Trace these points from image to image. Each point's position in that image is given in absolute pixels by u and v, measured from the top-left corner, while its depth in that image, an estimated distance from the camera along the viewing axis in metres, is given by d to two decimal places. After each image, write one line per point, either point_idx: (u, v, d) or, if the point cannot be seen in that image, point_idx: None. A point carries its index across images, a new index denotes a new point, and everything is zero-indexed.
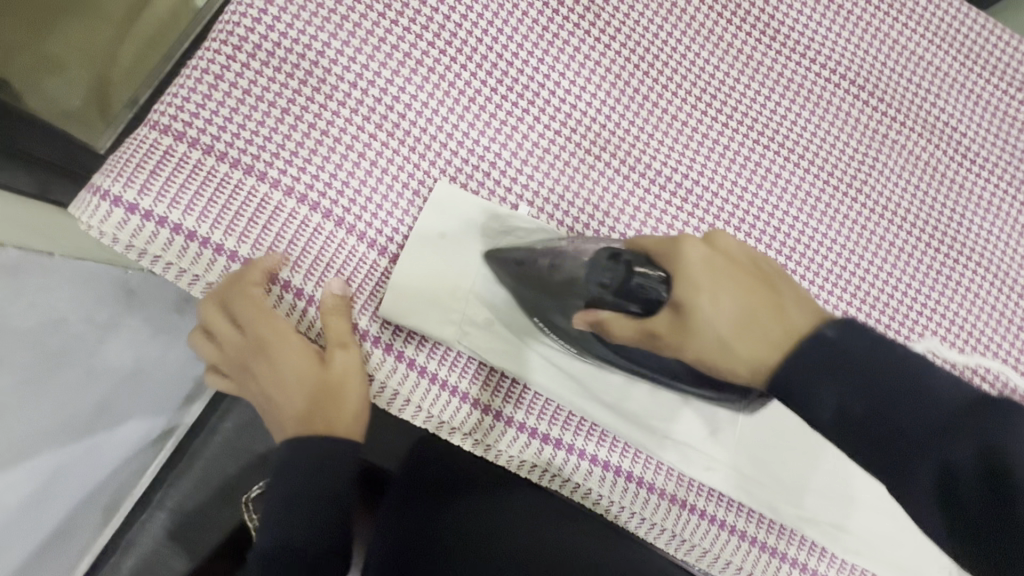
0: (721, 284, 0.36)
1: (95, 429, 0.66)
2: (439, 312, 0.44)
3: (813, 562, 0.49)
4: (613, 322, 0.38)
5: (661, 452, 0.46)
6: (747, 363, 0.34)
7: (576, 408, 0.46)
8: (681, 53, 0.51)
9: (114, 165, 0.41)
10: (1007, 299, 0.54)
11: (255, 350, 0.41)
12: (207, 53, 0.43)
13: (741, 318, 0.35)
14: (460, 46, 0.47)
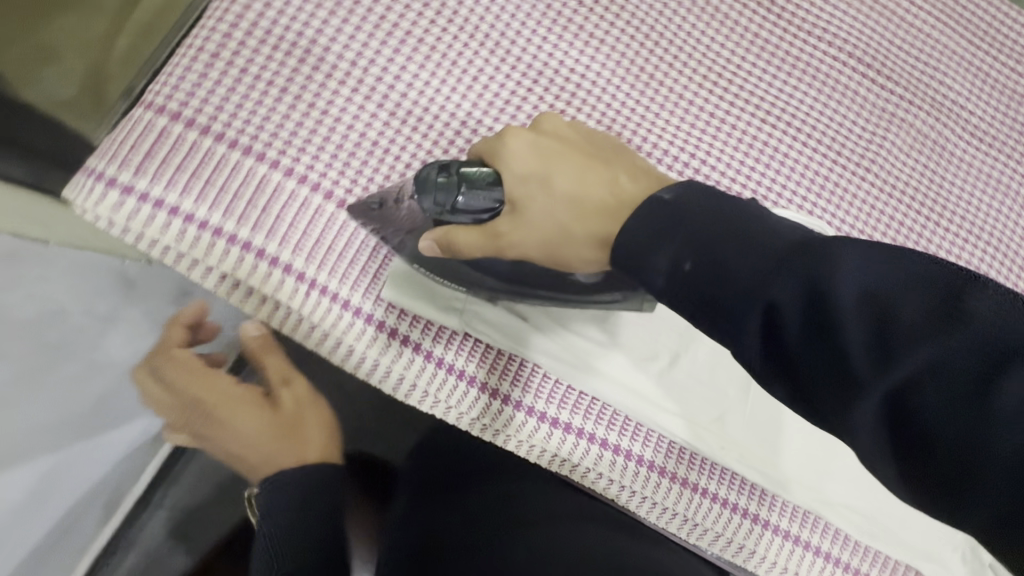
0: (554, 170, 0.37)
1: (93, 424, 0.64)
2: (441, 303, 0.43)
3: (826, 544, 0.49)
4: (456, 235, 0.37)
5: (683, 433, 0.45)
6: (579, 238, 0.36)
7: (592, 391, 0.45)
8: (685, 32, 0.50)
9: (109, 146, 0.40)
10: (1017, 279, 0.53)
11: (194, 411, 0.48)
12: (204, 32, 0.42)
13: (572, 195, 0.36)
14: (461, 24, 0.46)
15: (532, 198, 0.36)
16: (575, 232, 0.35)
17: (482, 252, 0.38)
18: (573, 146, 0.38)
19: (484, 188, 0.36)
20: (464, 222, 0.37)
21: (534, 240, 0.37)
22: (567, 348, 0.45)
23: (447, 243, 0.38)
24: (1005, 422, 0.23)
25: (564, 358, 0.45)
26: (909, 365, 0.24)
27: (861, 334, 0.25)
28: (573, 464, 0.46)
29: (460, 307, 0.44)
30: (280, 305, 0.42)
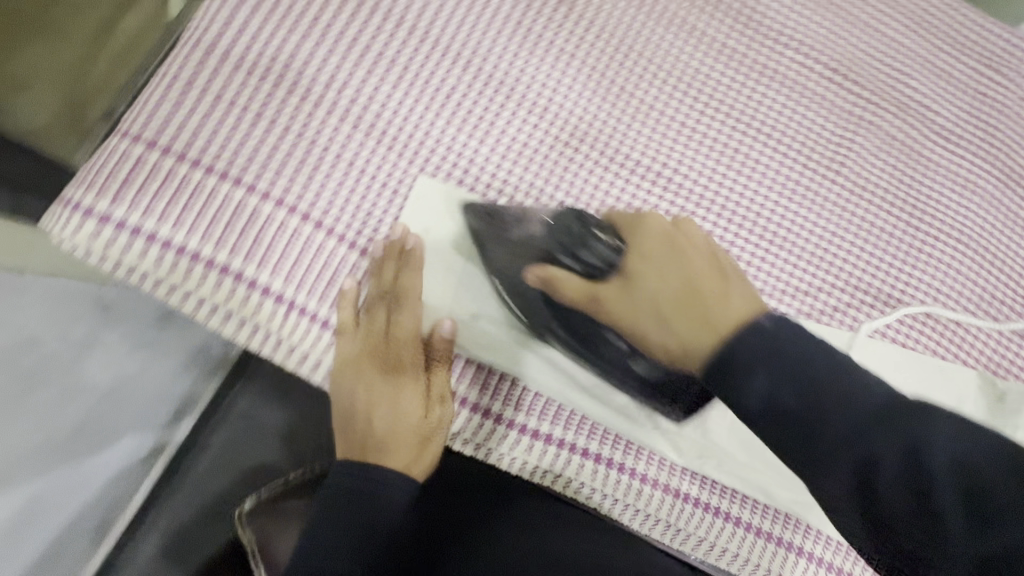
0: (702, 261, 0.35)
1: (77, 449, 0.64)
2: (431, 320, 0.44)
3: (812, 547, 0.49)
4: (562, 280, 0.37)
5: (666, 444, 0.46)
6: (665, 332, 0.33)
7: (580, 407, 0.45)
8: (656, 42, 0.51)
9: (84, 176, 0.40)
10: (985, 276, 0.54)
11: (356, 396, 0.42)
12: (177, 58, 0.42)
13: (682, 277, 0.34)
14: (433, 43, 0.47)
15: (645, 274, 0.35)
16: (674, 322, 0.33)
17: (578, 297, 0.37)
18: (704, 254, 0.35)
19: (598, 245, 0.39)
20: (581, 271, 0.38)
21: (614, 310, 0.36)
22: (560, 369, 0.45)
23: (548, 283, 0.38)
24: (1002, 548, 0.25)
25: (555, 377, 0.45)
26: (932, 487, 0.26)
27: (901, 458, 0.27)
28: (555, 474, 0.46)
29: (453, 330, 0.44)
30: (259, 328, 0.42)
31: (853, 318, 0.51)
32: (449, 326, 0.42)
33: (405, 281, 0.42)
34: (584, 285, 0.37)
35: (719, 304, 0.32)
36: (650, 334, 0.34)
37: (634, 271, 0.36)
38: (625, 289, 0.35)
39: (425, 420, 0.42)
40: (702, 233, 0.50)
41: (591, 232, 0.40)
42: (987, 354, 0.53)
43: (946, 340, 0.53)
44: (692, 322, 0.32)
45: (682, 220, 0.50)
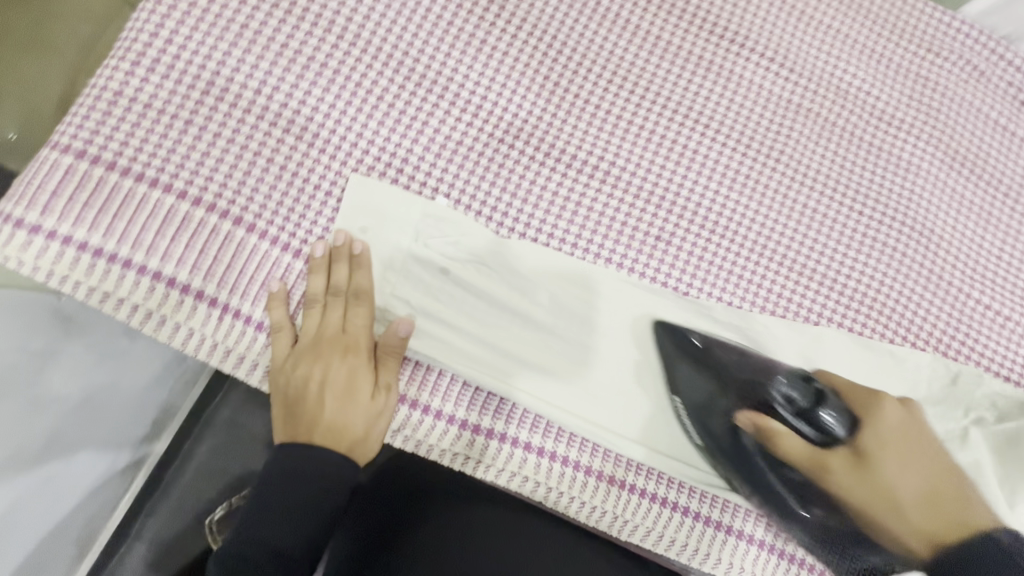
0: (899, 440, 0.42)
1: (47, 462, 0.65)
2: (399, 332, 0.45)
3: (759, 532, 0.50)
4: (785, 439, 0.42)
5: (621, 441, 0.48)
6: (895, 533, 0.39)
7: (545, 413, 0.47)
8: (589, 38, 0.52)
9: (16, 189, 0.41)
10: (936, 255, 0.54)
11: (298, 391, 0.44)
12: (107, 71, 0.44)
13: (928, 487, 0.40)
14: (364, 46, 0.48)
15: (878, 469, 0.40)
16: (916, 516, 0.39)
17: (804, 465, 0.42)
18: (884, 435, 0.42)
19: (839, 414, 0.43)
20: (804, 433, 0.43)
21: (867, 475, 0.40)
22: (522, 375, 0.47)
23: (766, 432, 0.43)
24: None
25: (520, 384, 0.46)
26: None
27: None
28: (498, 469, 0.47)
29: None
30: (195, 333, 0.43)
31: (800, 305, 0.51)
32: (407, 326, 0.44)
33: (357, 279, 0.45)
34: (813, 449, 0.42)
35: (962, 511, 0.39)
36: (903, 487, 0.40)
37: (878, 457, 0.41)
38: (859, 471, 0.41)
39: (372, 408, 0.44)
40: (639, 224, 0.51)
41: (816, 399, 0.44)
42: (940, 332, 0.53)
43: (896, 321, 0.52)
44: (936, 522, 0.38)
45: (620, 211, 0.51)
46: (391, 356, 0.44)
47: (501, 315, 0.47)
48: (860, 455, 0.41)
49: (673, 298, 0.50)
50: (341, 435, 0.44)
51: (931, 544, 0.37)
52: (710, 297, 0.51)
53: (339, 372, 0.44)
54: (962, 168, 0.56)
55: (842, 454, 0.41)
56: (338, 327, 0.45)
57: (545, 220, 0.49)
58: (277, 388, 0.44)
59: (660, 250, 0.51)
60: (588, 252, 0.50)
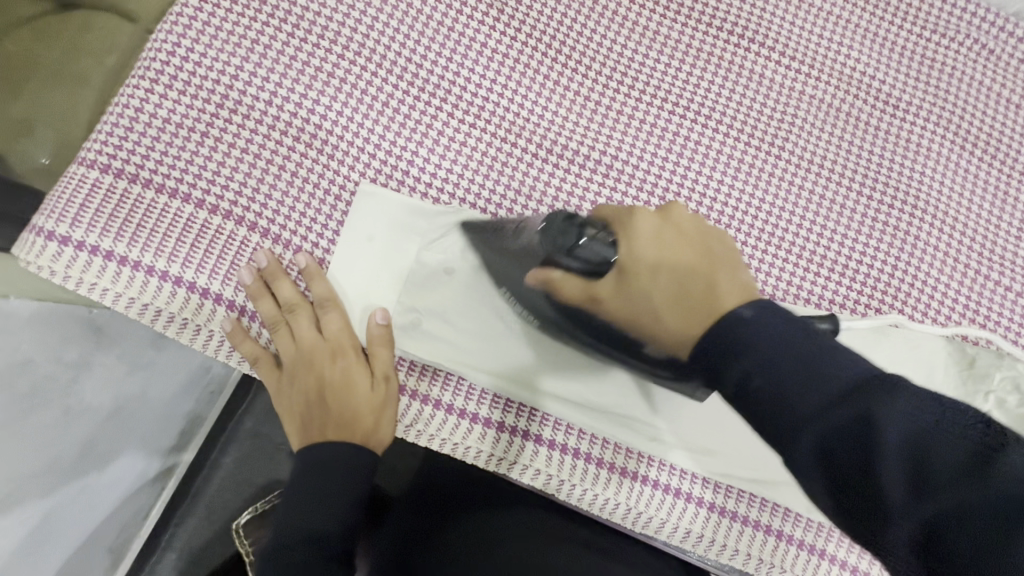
0: (682, 236, 0.39)
1: (81, 470, 0.68)
2: (411, 341, 0.46)
3: (777, 523, 0.49)
4: (566, 285, 0.39)
5: (641, 443, 0.48)
6: (671, 321, 0.36)
7: (567, 419, 0.47)
8: (587, 37, 0.53)
9: (48, 204, 0.44)
10: (951, 238, 0.53)
11: (302, 398, 0.45)
12: (129, 89, 0.46)
13: (678, 289, 0.36)
14: (369, 56, 0.50)
15: (633, 286, 0.38)
16: (667, 319, 0.36)
17: (574, 300, 0.40)
18: (668, 254, 0.38)
19: (601, 244, 0.38)
20: (574, 271, 0.39)
21: (640, 304, 0.37)
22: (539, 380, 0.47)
23: (549, 284, 0.39)
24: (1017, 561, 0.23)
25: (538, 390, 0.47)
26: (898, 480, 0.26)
27: (855, 465, 0.26)
28: (510, 462, 0.48)
29: (402, 329, 0.46)
30: (217, 335, 0.45)
31: (809, 292, 0.51)
32: (381, 313, 0.45)
33: (317, 289, 0.45)
34: (586, 284, 0.38)
35: (705, 297, 0.35)
36: (660, 324, 0.36)
37: (637, 254, 0.38)
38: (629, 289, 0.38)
39: (375, 399, 0.45)
40: None
41: (591, 235, 0.38)
42: (959, 317, 0.52)
43: (911, 306, 0.52)
44: (706, 307, 0.34)
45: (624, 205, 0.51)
46: (380, 346, 0.45)
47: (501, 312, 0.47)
48: (633, 269, 0.38)
49: None
50: (350, 433, 0.44)
51: (688, 341, 0.34)
52: None
53: (332, 375, 0.44)
54: (973, 147, 0.55)
55: (621, 279, 0.38)
56: (313, 337, 0.45)
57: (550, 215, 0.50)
58: (285, 406, 0.46)
59: None
60: None
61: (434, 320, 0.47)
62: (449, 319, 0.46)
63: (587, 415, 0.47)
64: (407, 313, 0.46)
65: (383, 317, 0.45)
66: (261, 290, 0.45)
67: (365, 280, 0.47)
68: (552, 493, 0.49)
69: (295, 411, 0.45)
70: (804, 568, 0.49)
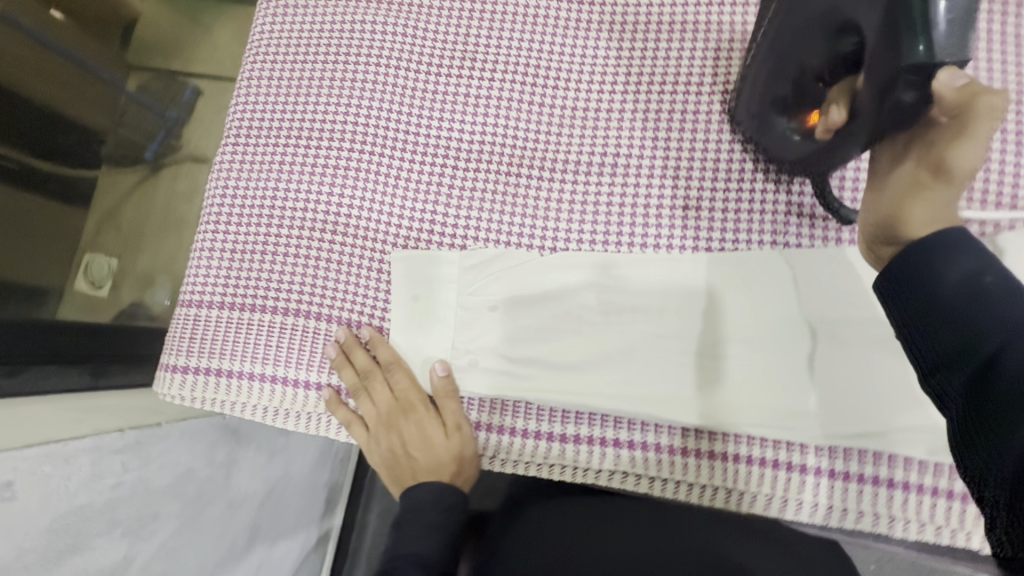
0: (937, 182, 0.37)
1: (256, 549, 0.80)
2: (477, 382, 0.49)
3: (900, 475, 0.45)
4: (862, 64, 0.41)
5: (730, 424, 0.46)
6: (916, 214, 0.37)
7: (646, 417, 0.47)
8: (560, 51, 0.54)
9: (171, 344, 0.54)
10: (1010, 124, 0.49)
11: (389, 450, 0.51)
12: (201, 236, 0.55)
13: (932, 212, 0.36)
14: (373, 141, 0.55)
15: (913, 188, 0.38)
16: (913, 226, 0.36)
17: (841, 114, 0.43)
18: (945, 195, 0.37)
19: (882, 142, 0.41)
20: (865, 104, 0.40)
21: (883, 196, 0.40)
22: (605, 385, 0.48)
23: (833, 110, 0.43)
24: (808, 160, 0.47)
25: (606, 393, 0.48)
26: (790, 145, 0.47)
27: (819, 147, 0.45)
28: (594, 470, 0.49)
29: (462, 373, 0.50)
30: (316, 416, 0.52)
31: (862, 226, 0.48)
32: (442, 366, 0.49)
33: (382, 355, 0.50)
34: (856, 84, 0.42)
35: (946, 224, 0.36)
36: (902, 214, 0.37)
37: (953, 164, 0.37)
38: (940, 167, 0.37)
39: (453, 447, 0.49)
40: (665, 200, 0.51)
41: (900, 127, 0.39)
42: None
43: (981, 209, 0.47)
44: (924, 216, 0.36)
45: (641, 194, 0.51)
46: (445, 399, 0.49)
47: (548, 331, 0.49)
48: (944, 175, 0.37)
49: (708, 264, 0.49)
50: (440, 477, 0.50)
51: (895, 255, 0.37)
52: (764, 245, 0.49)
53: (414, 429, 0.50)
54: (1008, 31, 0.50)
55: (916, 174, 0.38)
56: (387, 398, 0.50)
57: (571, 226, 0.51)
58: (379, 463, 0.52)
59: (694, 217, 0.50)
60: (621, 243, 0.51)
61: (490, 358, 0.50)
62: (505, 351, 0.49)
63: (663, 408, 0.47)
64: (464, 359, 0.50)
65: (443, 370, 0.49)
66: (344, 366, 0.50)
67: (420, 338, 0.51)
68: (643, 492, 0.50)
69: (384, 460, 0.52)
70: (947, 518, 0.44)
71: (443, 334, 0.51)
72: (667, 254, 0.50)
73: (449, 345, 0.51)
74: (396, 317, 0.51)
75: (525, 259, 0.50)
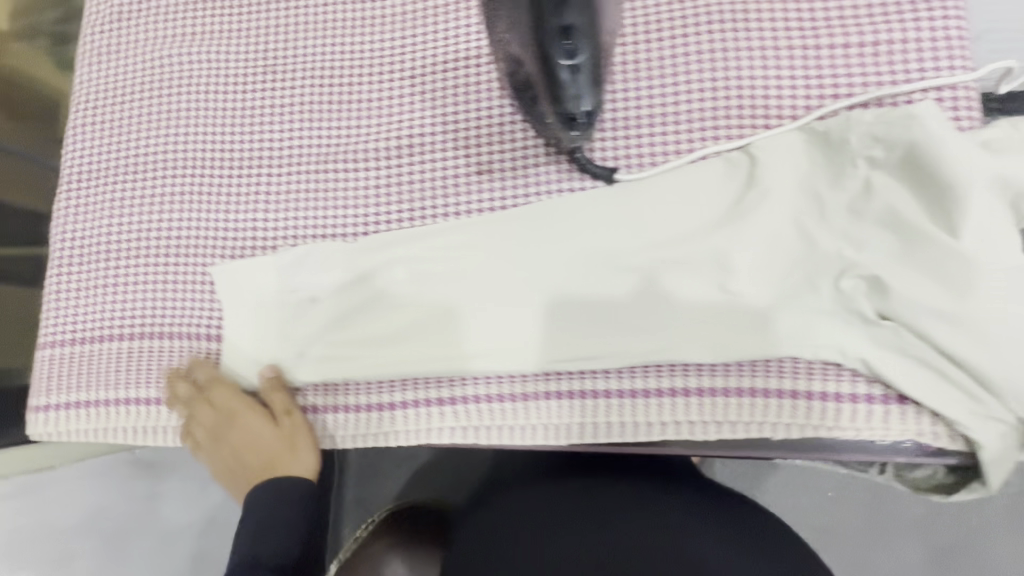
0: None
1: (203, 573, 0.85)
2: (307, 369, 0.52)
3: (696, 382, 0.47)
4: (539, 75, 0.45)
5: (534, 364, 0.49)
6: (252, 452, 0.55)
7: (460, 372, 0.51)
8: (350, 50, 0.58)
9: (34, 387, 0.57)
10: (764, 33, 0.50)
11: (240, 453, 0.56)
12: (50, 281, 0.59)
13: None
14: (193, 165, 0.58)
15: None
16: None
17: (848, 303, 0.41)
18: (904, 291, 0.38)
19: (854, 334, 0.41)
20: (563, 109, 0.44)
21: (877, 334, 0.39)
22: (420, 349, 0.51)
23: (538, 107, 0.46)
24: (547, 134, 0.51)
25: (421, 357, 0.51)
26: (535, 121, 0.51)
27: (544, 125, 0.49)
28: (425, 429, 0.52)
29: (294, 364, 0.53)
30: (171, 428, 0.55)
31: (636, 158, 0.51)
32: (270, 368, 0.53)
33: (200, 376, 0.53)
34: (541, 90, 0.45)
35: None
36: None
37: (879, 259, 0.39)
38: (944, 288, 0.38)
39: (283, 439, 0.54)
40: (459, 169, 0.54)
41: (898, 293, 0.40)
42: (799, 100, 0.49)
43: (743, 120, 0.49)
44: None
45: (437, 169, 0.54)
46: (271, 395, 0.52)
47: (364, 310, 0.52)
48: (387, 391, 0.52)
49: (499, 221, 0.52)
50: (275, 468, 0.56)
51: None
52: (552, 195, 0.52)
53: (250, 432, 0.55)
54: None
55: None
56: (213, 414, 0.54)
57: (377, 210, 0.54)
58: (227, 464, 0.57)
59: (486, 181, 0.53)
60: (424, 218, 0.54)
61: (316, 346, 0.52)
62: (328, 338, 0.52)
63: (473, 360, 0.50)
64: (293, 351, 0.53)
65: (271, 370, 0.53)
66: (171, 397, 0.53)
67: (253, 337, 0.54)
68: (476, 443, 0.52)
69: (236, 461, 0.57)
70: (744, 414, 0.46)
71: (273, 331, 0.54)
72: (465, 219, 0.53)
73: (279, 341, 0.53)
74: (228, 321, 0.54)
75: (335, 247, 0.53)
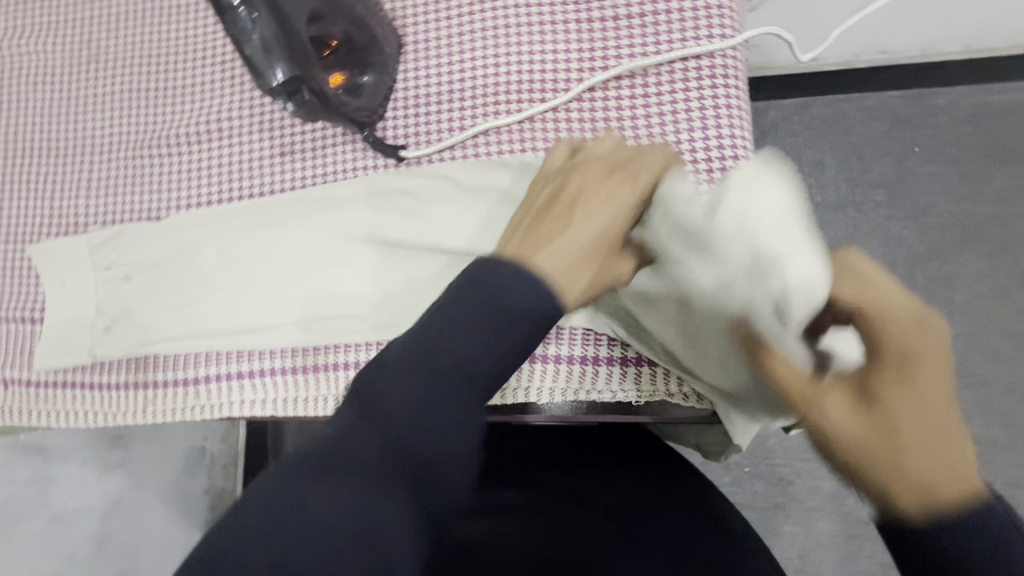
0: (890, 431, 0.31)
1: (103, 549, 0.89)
2: (111, 343, 0.54)
3: None
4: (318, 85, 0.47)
5: (323, 334, 0.51)
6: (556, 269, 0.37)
7: (256, 344, 0.52)
8: (166, 35, 0.58)
9: None
10: (544, 7, 0.51)
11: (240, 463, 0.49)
12: None
13: (930, 465, 0.31)
14: (20, 154, 0.60)
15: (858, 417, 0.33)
16: (915, 469, 0.31)
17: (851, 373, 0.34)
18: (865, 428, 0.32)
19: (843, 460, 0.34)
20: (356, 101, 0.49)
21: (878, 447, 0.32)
22: (219, 324, 0.53)
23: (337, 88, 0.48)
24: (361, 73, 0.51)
25: (221, 332, 0.53)
26: None
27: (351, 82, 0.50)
28: (226, 404, 0.53)
29: (100, 339, 0.54)
30: None
31: (423, 134, 0.52)
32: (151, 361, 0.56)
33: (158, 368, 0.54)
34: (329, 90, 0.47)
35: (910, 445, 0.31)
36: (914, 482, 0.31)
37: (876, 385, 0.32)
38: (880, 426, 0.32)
39: None
40: (264, 151, 0.55)
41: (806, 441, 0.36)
42: (573, 74, 0.49)
43: (521, 94, 0.50)
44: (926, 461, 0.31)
45: (244, 152, 0.55)
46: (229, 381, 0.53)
47: (167, 287, 0.53)
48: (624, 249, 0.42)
49: (297, 197, 0.53)
50: None
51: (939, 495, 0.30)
52: (347, 173, 0.53)
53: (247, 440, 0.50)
54: None
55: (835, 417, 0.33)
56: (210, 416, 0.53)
57: (188, 193, 0.56)
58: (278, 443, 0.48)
59: (288, 161, 0.55)
60: (231, 199, 0.55)
61: (122, 323, 0.54)
62: (133, 315, 0.53)
63: (268, 332, 0.52)
64: (99, 328, 0.54)
65: None
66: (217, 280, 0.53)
67: (64, 313, 0.55)
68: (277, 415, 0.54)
69: None
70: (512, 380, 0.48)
71: (82, 309, 0.55)
72: (267, 197, 0.54)
73: (88, 318, 0.54)
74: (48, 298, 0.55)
75: (143, 227, 0.55)
